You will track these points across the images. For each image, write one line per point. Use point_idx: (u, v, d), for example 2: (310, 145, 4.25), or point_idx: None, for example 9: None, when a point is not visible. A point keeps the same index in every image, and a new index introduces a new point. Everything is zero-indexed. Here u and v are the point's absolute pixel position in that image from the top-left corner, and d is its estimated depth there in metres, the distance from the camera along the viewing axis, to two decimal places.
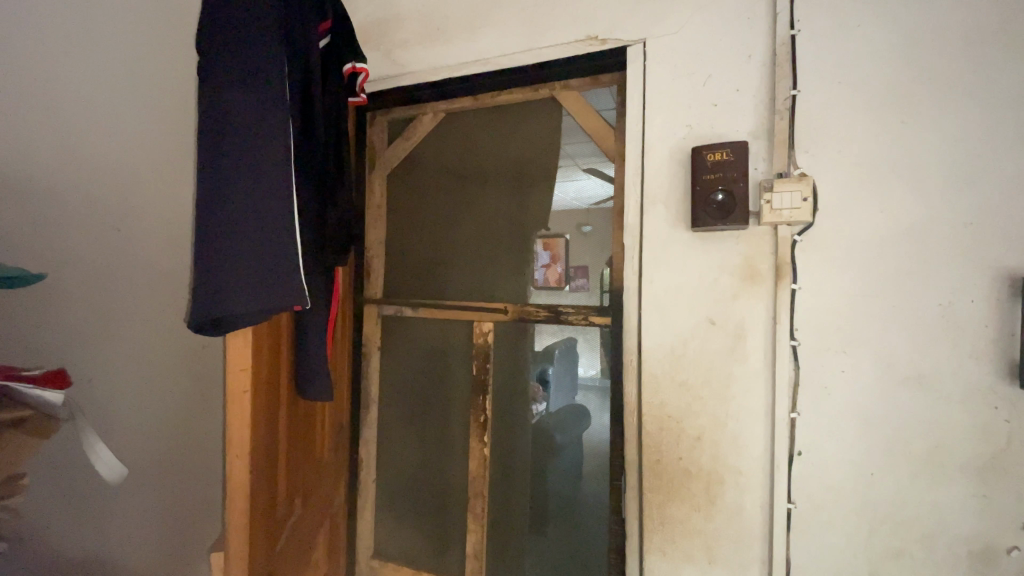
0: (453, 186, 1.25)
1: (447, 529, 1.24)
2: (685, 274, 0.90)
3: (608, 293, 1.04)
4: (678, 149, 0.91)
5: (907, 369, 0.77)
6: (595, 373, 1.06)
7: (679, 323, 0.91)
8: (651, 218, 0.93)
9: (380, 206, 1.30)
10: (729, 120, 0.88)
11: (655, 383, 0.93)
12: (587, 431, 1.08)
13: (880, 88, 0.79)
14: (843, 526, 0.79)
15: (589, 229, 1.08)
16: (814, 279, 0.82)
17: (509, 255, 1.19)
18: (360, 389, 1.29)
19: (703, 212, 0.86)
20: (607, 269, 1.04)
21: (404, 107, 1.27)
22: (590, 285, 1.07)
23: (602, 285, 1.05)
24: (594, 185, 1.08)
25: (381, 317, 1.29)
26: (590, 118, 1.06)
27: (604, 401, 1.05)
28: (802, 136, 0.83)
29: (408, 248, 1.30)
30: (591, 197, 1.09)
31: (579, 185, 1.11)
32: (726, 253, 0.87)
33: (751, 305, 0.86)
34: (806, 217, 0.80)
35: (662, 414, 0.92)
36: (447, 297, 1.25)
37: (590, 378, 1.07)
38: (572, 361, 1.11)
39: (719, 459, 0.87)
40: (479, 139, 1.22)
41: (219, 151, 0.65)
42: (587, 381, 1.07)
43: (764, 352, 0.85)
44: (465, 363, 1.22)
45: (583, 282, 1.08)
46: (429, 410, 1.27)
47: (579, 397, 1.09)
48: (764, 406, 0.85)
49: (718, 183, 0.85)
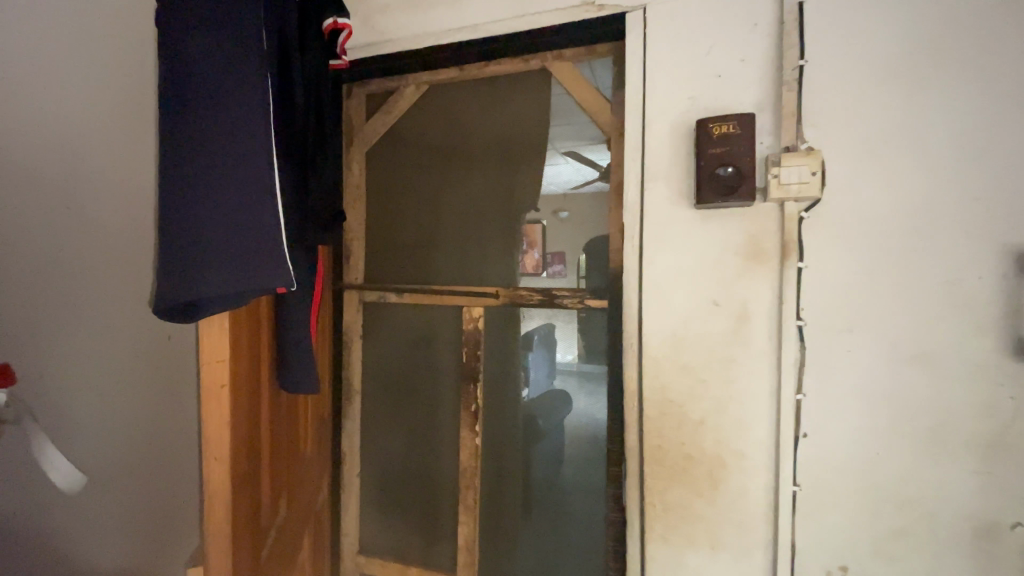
0: (437, 163, 1.18)
1: (436, 522, 1.19)
2: (688, 253, 0.86)
3: (585, 278, 1.03)
4: (680, 123, 0.86)
5: (911, 348, 0.76)
6: (572, 358, 1.05)
7: (680, 306, 0.86)
8: (652, 195, 0.88)
9: (359, 184, 1.22)
10: (733, 92, 0.84)
11: (656, 366, 0.88)
12: (568, 415, 1.06)
13: (889, 59, 0.76)
14: (846, 507, 0.79)
15: (565, 215, 1.06)
16: (820, 258, 0.79)
17: (498, 236, 1.13)
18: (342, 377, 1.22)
19: (707, 189, 0.81)
20: (583, 255, 1.03)
21: (384, 79, 1.19)
22: (567, 271, 1.05)
23: (579, 270, 1.04)
24: (570, 170, 1.05)
25: (362, 303, 1.22)
26: (586, 92, 1.01)
27: (583, 381, 1.04)
28: (809, 110, 0.80)
29: (390, 229, 1.22)
30: (566, 182, 1.06)
31: (554, 170, 1.07)
32: (729, 232, 0.83)
33: (756, 285, 0.82)
34: (814, 192, 0.77)
35: (663, 399, 0.88)
36: (433, 281, 1.18)
37: (567, 363, 1.05)
38: (550, 346, 1.07)
39: (722, 443, 0.85)
40: (467, 113, 1.15)
41: (199, 123, 0.59)
42: (564, 365, 1.06)
43: (769, 333, 0.82)
44: (453, 349, 1.16)
45: (559, 269, 1.05)
46: (413, 403, 1.20)
47: (559, 381, 1.07)
48: (768, 386, 0.82)
49: (723, 157, 0.80)
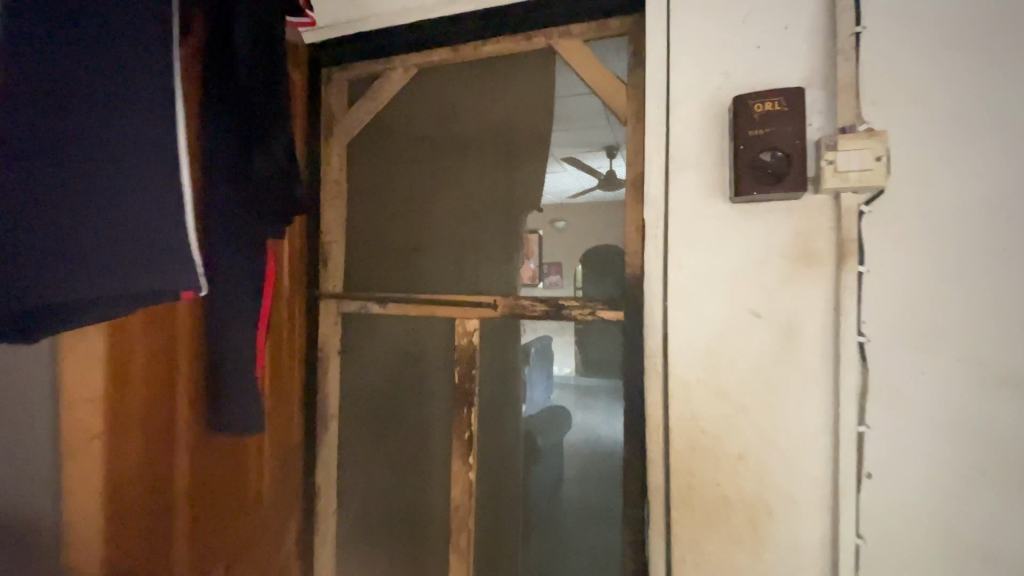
0: (427, 156, 1.04)
1: (425, 567, 1.03)
2: (724, 255, 0.72)
3: (583, 286, 0.89)
4: (711, 103, 0.74)
5: (998, 369, 0.62)
6: (569, 371, 0.91)
7: (715, 318, 0.72)
8: (679, 188, 0.75)
9: (339, 180, 1.07)
10: (776, 65, 0.71)
11: (685, 391, 0.74)
12: (568, 433, 0.92)
13: (963, 23, 0.64)
14: (923, 566, 0.64)
15: (562, 225, 0.92)
16: (883, 260, 0.66)
17: (497, 239, 0.98)
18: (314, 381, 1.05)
19: (747, 177, 0.68)
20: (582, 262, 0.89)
21: (367, 62, 1.04)
22: (564, 281, 0.91)
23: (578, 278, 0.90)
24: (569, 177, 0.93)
25: (340, 315, 1.06)
26: (597, 72, 0.87)
27: (580, 395, 0.89)
28: (866, 85, 0.67)
29: (372, 230, 1.07)
30: (565, 191, 0.93)
31: (553, 178, 0.95)
32: (774, 229, 0.70)
33: (807, 293, 0.69)
34: (880, 180, 0.64)
35: (693, 429, 0.74)
36: (422, 290, 1.03)
37: (563, 376, 0.92)
38: (546, 359, 0.95)
39: (767, 484, 0.70)
40: (462, 99, 1.01)
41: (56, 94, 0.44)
42: (561, 379, 0.92)
43: (823, 351, 0.68)
44: (443, 368, 1.00)
45: (556, 279, 0.92)
46: (398, 429, 1.04)
47: (557, 395, 0.94)
48: (823, 416, 0.68)
49: (767, 141, 0.67)
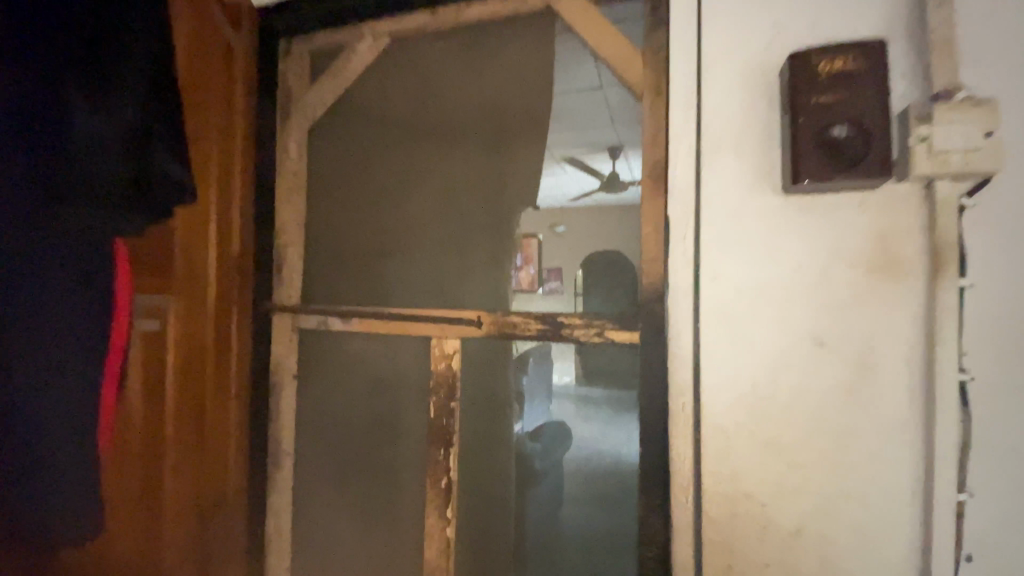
0: (400, 141, 0.86)
1: None
2: (774, 263, 0.55)
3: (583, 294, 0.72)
4: (756, 67, 0.57)
5: None
6: (570, 380, 0.73)
7: (762, 345, 0.55)
8: (713, 176, 0.58)
9: (297, 171, 0.90)
10: (842, 16, 0.54)
11: (722, 439, 0.57)
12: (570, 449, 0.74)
13: None
14: None
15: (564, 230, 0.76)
16: (991, 270, 0.49)
17: (482, 241, 0.81)
18: (263, 410, 0.88)
19: (808, 158, 0.50)
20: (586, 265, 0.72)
21: (332, 31, 0.88)
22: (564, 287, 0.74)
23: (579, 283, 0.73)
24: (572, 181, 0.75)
25: (297, 331, 0.89)
26: (606, 34, 0.70)
27: (583, 404, 0.72)
28: (965, 38, 0.51)
29: (335, 230, 0.90)
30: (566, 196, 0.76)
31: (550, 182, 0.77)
32: (843, 230, 0.53)
33: (887, 315, 0.52)
34: (992, 166, 0.47)
35: (733, 490, 0.56)
36: (393, 303, 0.85)
37: (563, 387, 0.73)
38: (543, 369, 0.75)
39: (832, 566, 0.53)
40: (441, 72, 0.84)
41: None
42: (560, 389, 0.73)
43: (909, 392, 0.51)
44: (418, 397, 0.83)
45: (556, 285, 0.75)
46: (364, 470, 0.86)
47: (555, 408, 0.75)
48: (909, 478, 0.51)
49: (837, 109, 0.50)
